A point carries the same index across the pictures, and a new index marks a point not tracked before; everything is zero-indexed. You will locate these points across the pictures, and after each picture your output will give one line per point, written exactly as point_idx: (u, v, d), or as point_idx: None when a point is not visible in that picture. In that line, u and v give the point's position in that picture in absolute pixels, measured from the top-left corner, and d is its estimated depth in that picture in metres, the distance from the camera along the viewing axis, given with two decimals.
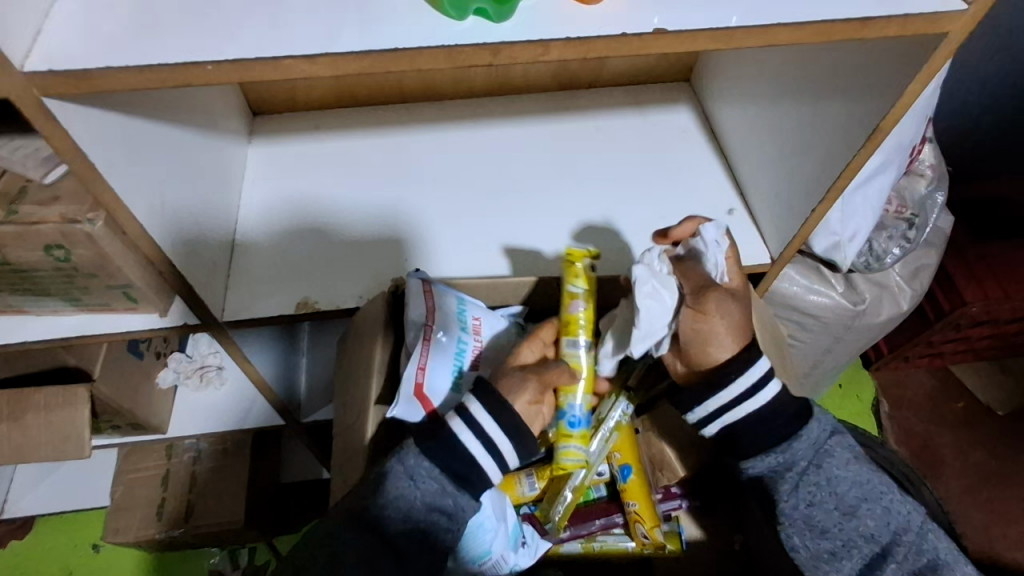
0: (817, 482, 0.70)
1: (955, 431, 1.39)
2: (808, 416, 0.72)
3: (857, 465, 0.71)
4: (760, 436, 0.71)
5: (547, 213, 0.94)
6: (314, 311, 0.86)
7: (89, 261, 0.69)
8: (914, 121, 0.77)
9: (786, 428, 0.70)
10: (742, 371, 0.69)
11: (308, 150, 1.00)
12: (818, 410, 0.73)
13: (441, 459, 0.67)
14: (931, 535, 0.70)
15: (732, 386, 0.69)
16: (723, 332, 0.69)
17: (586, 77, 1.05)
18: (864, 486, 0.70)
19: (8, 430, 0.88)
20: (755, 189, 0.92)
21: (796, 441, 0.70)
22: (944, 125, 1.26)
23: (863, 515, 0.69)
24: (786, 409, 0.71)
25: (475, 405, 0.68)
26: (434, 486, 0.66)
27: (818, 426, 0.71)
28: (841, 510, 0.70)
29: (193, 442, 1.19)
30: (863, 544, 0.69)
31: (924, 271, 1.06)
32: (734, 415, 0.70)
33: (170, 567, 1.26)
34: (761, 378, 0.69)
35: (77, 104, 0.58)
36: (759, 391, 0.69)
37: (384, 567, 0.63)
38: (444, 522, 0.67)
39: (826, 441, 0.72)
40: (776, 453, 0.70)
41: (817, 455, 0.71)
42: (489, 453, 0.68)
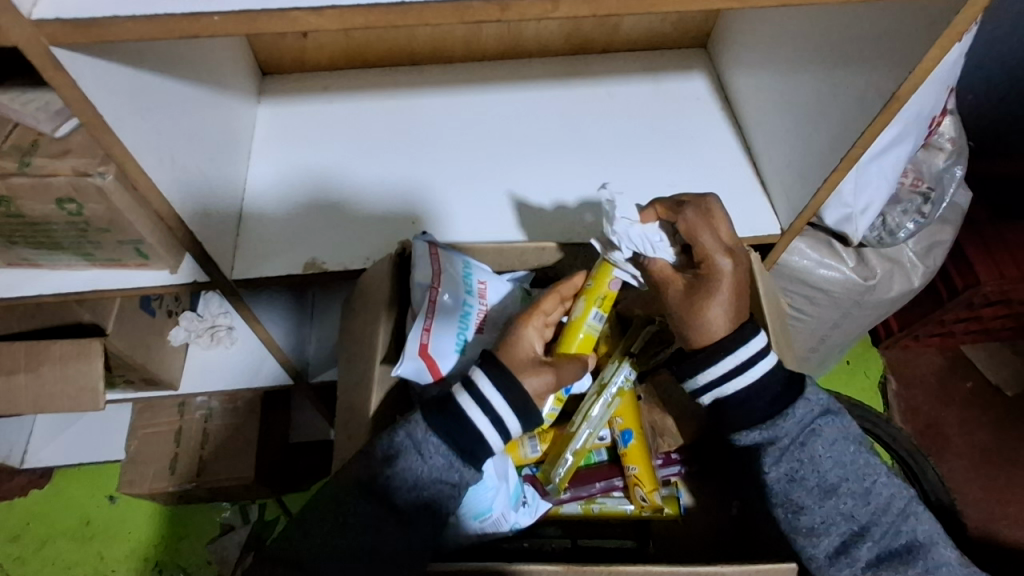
0: (801, 459, 0.69)
1: (961, 410, 1.38)
2: (798, 394, 0.70)
3: (843, 446, 0.70)
4: (750, 411, 0.70)
5: (556, 179, 0.93)
6: (322, 272, 0.87)
7: (101, 216, 0.70)
8: (934, 88, 0.75)
9: (774, 405, 0.70)
10: (738, 344, 0.69)
11: (318, 111, 0.99)
12: (810, 391, 0.71)
13: (448, 434, 0.67)
14: (912, 518, 0.69)
15: (733, 354, 0.69)
16: (715, 311, 0.70)
17: (599, 42, 1.04)
18: (847, 467, 0.70)
19: (25, 381, 0.91)
20: (767, 158, 0.90)
21: (782, 418, 0.69)
22: (968, 98, 1.22)
23: (844, 495, 0.69)
24: (781, 380, 0.71)
25: (480, 376, 0.68)
26: (441, 460, 0.67)
27: (806, 404, 0.70)
28: (822, 488, 0.69)
29: (204, 400, 1.21)
30: (842, 524, 0.69)
31: (938, 247, 1.05)
32: (729, 389, 0.70)
33: (182, 520, 1.30)
34: (757, 351, 0.69)
35: (87, 55, 0.58)
36: (755, 364, 0.69)
37: (391, 531, 0.65)
38: (449, 491, 0.68)
39: (815, 420, 0.70)
40: (762, 427, 0.70)
41: (803, 432, 0.70)
42: (493, 425, 0.68)
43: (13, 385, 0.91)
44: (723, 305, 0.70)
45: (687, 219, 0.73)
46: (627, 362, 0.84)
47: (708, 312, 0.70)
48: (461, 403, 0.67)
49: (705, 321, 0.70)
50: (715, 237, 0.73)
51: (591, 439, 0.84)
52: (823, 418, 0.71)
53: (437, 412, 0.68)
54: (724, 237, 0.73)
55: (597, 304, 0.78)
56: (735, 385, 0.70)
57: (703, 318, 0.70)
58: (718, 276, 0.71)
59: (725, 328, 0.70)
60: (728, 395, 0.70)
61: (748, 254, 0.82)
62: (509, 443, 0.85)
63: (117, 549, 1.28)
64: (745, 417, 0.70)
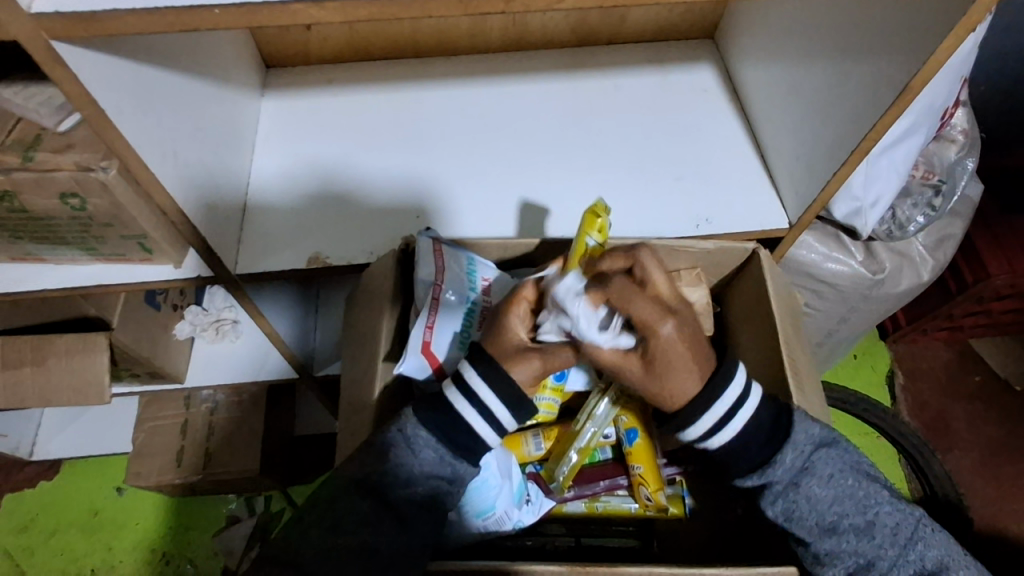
0: (796, 500, 0.68)
1: (970, 405, 1.37)
2: (786, 436, 0.68)
3: (841, 480, 0.69)
4: (740, 461, 0.69)
5: (561, 173, 0.92)
6: (325, 267, 0.86)
7: (104, 211, 0.69)
8: (947, 80, 0.74)
9: (763, 450, 0.69)
10: (713, 400, 0.66)
11: (322, 104, 0.99)
12: (799, 429, 0.69)
13: (439, 428, 0.68)
14: (919, 544, 0.68)
15: (709, 413, 0.67)
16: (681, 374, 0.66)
17: (605, 33, 1.02)
18: (846, 501, 0.68)
19: (31, 375, 0.91)
20: (776, 152, 0.89)
21: (771, 464, 0.68)
22: (981, 89, 1.20)
23: (846, 530, 0.68)
24: (765, 425, 0.69)
25: (470, 371, 0.68)
26: (432, 455, 0.67)
27: (794, 446, 0.68)
28: (822, 526, 0.68)
29: (210, 393, 1.22)
30: (847, 559, 0.68)
31: (948, 241, 1.04)
32: (712, 445, 0.68)
33: (188, 512, 1.31)
34: (736, 399, 0.67)
35: (88, 49, 0.57)
36: (732, 419, 0.67)
37: (389, 530, 0.65)
38: (445, 487, 0.68)
39: (808, 457, 0.69)
40: (755, 473, 0.69)
41: (795, 473, 0.69)
42: (482, 419, 0.68)
43: (20, 378, 0.91)
44: (686, 370, 0.66)
45: (616, 288, 0.65)
46: None
47: (674, 381, 0.66)
48: (451, 398, 0.68)
49: (673, 387, 0.66)
50: (650, 299, 0.65)
51: (595, 437, 0.84)
52: (816, 455, 0.69)
53: (428, 408, 0.68)
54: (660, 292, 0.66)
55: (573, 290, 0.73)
56: (718, 440, 0.68)
57: (671, 387, 0.66)
58: (667, 343, 0.64)
59: (697, 387, 0.67)
60: (714, 447, 0.69)
61: (757, 249, 0.81)
62: (510, 439, 0.86)
63: (124, 540, 1.29)
64: (735, 470, 0.69)
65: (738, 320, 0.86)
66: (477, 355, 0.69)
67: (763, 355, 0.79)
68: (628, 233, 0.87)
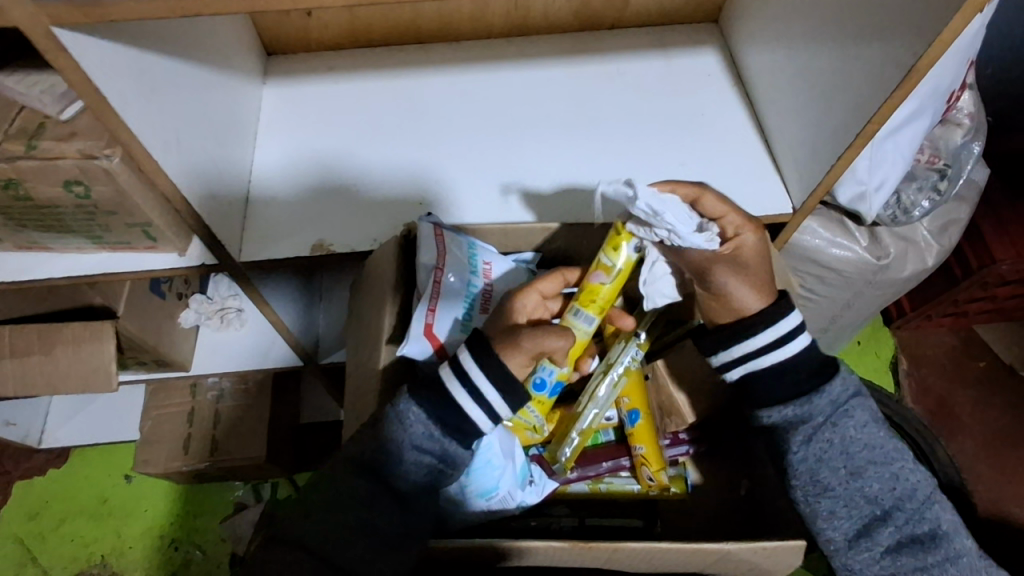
0: (830, 439, 0.71)
1: (974, 390, 1.37)
2: (833, 375, 0.72)
3: (873, 429, 0.72)
4: (780, 391, 0.72)
5: (564, 158, 0.92)
6: (330, 254, 0.86)
7: (108, 198, 0.70)
8: (953, 63, 0.74)
9: (808, 384, 0.72)
10: (770, 325, 0.71)
11: (323, 91, 0.98)
12: (842, 374, 0.73)
13: (432, 408, 0.68)
14: (935, 506, 0.70)
15: (774, 327, 0.71)
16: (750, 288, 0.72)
17: (608, 17, 1.02)
18: (876, 449, 0.71)
19: (38, 363, 0.92)
20: (780, 137, 0.89)
21: (816, 397, 0.71)
22: (989, 72, 1.19)
23: (871, 477, 0.70)
24: (812, 364, 0.73)
25: (465, 355, 0.68)
26: (422, 431, 0.68)
27: (839, 386, 0.72)
28: (849, 470, 0.71)
29: (216, 381, 1.23)
30: (865, 506, 0.70)
31: (953, 226, 1.03)
32: (763, 362, 0.72)
33: (196, 499, 1.32)
34: (794, 327, 0.72)
35: (90, 35, 0.58)
36: (792, 339, 0.71)
37: (383, 505, 0.67)
38: (438, 465, 0.70)
39: (848, 401, 0.72)
40: (796, 405, 0.71)
41: (834, 412, 0.72)
42: (473, 400, 0.68)
43: (27, 366, 0.92)
44: (756, 282, 0.72)
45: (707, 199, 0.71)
46: (635, 341, 0.82)
47: (744, 293, 0.71)
48: (445, 379, 0.69)
49: (745, 300, 0.72)
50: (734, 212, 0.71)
51: (597, 419, 0.85)
52: (853, 402, 0.73)
53: (422, 389, 0.69)
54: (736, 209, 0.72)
55: (590, 307, 0.75)
56: (768, 359, 0.72)
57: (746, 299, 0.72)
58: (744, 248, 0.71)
59: (760, 304, 0.72)
60: (763, 365, 0.72)
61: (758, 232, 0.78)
62: (516, 426, 0.83)
63: (134, 526, 1.30)
64: (774, 396, 0.72)
65: None
66: (477, 340, 0.69)
67: None
68: None
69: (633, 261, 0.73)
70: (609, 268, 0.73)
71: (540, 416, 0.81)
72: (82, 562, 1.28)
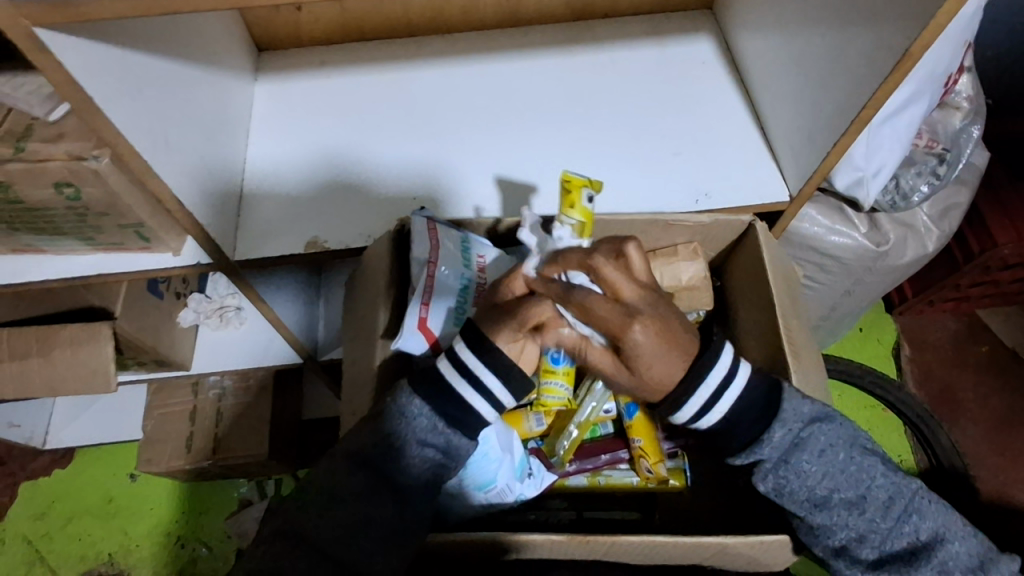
0: (788, 476, 0.69)
1: (977, 375, 1.36)
2: (777, 413, 0.68)
3: (834, 454, 0.69)
4: (730, 437, 0.70)
5: (558, 150, 0.91)
6: (323, 251, 0.86)
7: (99, 200, 0.70)
8: (948, 45, 0.73)
9: (755, 424, 0.69)
10: (693, 391, 0.67)
11: (314, 87, 0.98)
12: (789, 407, 0.69)
13: (434, 399, 0.69)
14: (913, 516, 0.69)
15: (701, 389, 0.67)
16: (653, 376, 0.65)
17: (600, 5, 1.01)
18: (838, 476, 0.69)
19: (37, 365, 0.92)
20: (775, 124, 0.88)
21: (762, 441, 0.69)
22: (989, 52, 1.18)
23: (837, 504, 0.69)
24: (756, 403, 0.69)
25: (462, 347, 0.69)
26: (426, 422, 0.69)
27: (786, 424, 0.68)
28: (814, 501, 0.69)
29: (217, 379, 1.23)
30: (840, 533, 0.69)
31: (953, 210, 1.02)
32: (704, 424, 0.70)
33: (200, 497, 1.33)
34: (721, 381, 0.67)
35: (71, 36, 0.58)
36: (721, 396, 0.68)
37: (385, 500, 0.67)
38: (440, 458, 0.70)
39: (800, 433, 0.69)
40: (746, 451, 0.69)
41: (787, 450, 0.69)
42: (475, 390, 0.69)
43: (26, 368, 0.92)
44: (659, 370, 0.65)
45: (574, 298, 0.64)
46: None
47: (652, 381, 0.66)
48: (444, 372, 0.69)
49: (657, 384, 0.66)
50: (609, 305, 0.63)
51: (595, 412, 0.85)
52: (809, 430, 0.69)
53: (422, 380, 0.70)
54: (616, 296, 0.63)
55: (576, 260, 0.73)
56: (707, 421, 0.69)
57: (651, 383, 0.66)
58: (633, 345, 0.62)
59: (672, 383, 0.67)
60: (707, 425, 0.70)
61: (754, 222, 0.82)
62: (511, 417, 0.86)
63: (140, 524, 1.31)
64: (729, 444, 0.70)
65: (736, 291, 0.89)
66: (471, 330, 0.69)
67: (765, 333, 0.79)
68: (628, 208, 0.86)
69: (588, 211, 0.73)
70: (571, 226, 0.73)
71: (566, 390, 0.81)
72: (90, 560, 1.28)
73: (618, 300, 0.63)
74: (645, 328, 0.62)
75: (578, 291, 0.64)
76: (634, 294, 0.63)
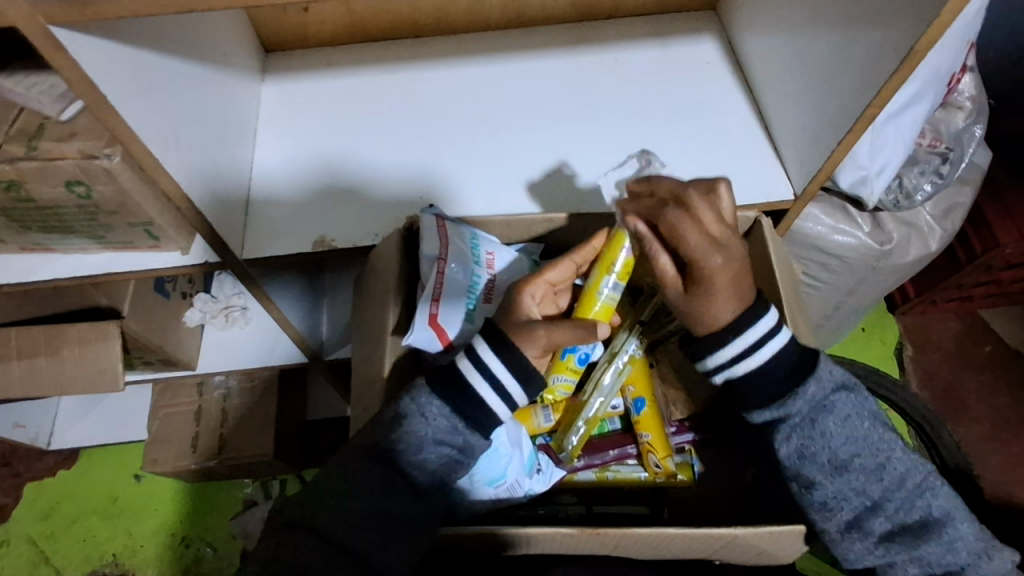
0: (811, 435, 0.69)
1: (980, 374, 1.37)
2: (810, 372, 0.69)
3: (857, 422, 0.70)
4: (758, 393, 0.70)
5: (563, 149, 0.92)
6: (331, 249, 0.86)
7: (110, 198, 0.70)
8: (951, 43, 0.73)
9: (786, 382, 0.69)
10: (738, 334, 0.69)
11: (320, 88, 0.98)
12: (822, 368, 0.70)
13: (450, 399, 0.70)
14: (926, 493, 0.70)
15: (753, 328, 0.69)
16: (714, 305, 0.69)
17: (604, 6, 1.01)
18: (860, 442, 0.69)
19: (45, 364, 0.93)
20: (780, 122, 0.88)
21: (793, 396, 0.69)
22: (991, 53, 1.18)
23: (856, 470, 0.69)
24: (790, 363, 0.69)
25: (482, 346, 0.70)
26: (444, 422, 0.70)
27: (816, 384, 0.69)
28: (833, 464, 0.69)
29: (222, 380, 1.24)
30: (853, 500, 0.70)
31: (956, 210, 1.03)
32: (740, 369, 0.70)
33: (205, 497, 1.33)
34: (767, 332, 0.69)
35: (85, 34, 0.58)
36: (764, 346, 0.69)
37: (401, 496, 0.68)
38: (455, 454, 0.71)
39: (827, 396, 0.70)
40: (773, 407, 0.70)
41: (813, 409, 0.70)
42: (491, 389, 0.69)
43: (35, 368, 0.93)
44: (721, 301, 0.68)
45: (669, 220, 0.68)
46: (636, 330, 0.84)
47: (709, 312, 0.69)
48: (462, 370, 0.70)
49: (711, 316, 0.70)
50: (702, 232, 0.67)
51: (603, 407, 0.86)
52: (836, 395, 0.70)
53: (438, 379, 0.70)
54: (709, 225, 0.67)
55: (614, 274, 0.76)
56: (744, 367, 0.70)
57: (706, 313, 0.69)
58: (711, 272, 0.67)
59: (728, 318, 0.69)
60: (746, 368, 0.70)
61: (760, 219, 0.83)
62: (521, 412, 0.86)
63: (144, 525, 1.31)
64: (757, 398, 0.70)
65: None
66: (490, 329, 0.71)
67: None
68: None
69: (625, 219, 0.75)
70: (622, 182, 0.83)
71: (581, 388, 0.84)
72: (94, 561, 1.29)
73: (708, 233, 0.67)
74: (726, 260, 0.67)
75: (670, 215, 0.68)
76: (726, 227, 0.68)
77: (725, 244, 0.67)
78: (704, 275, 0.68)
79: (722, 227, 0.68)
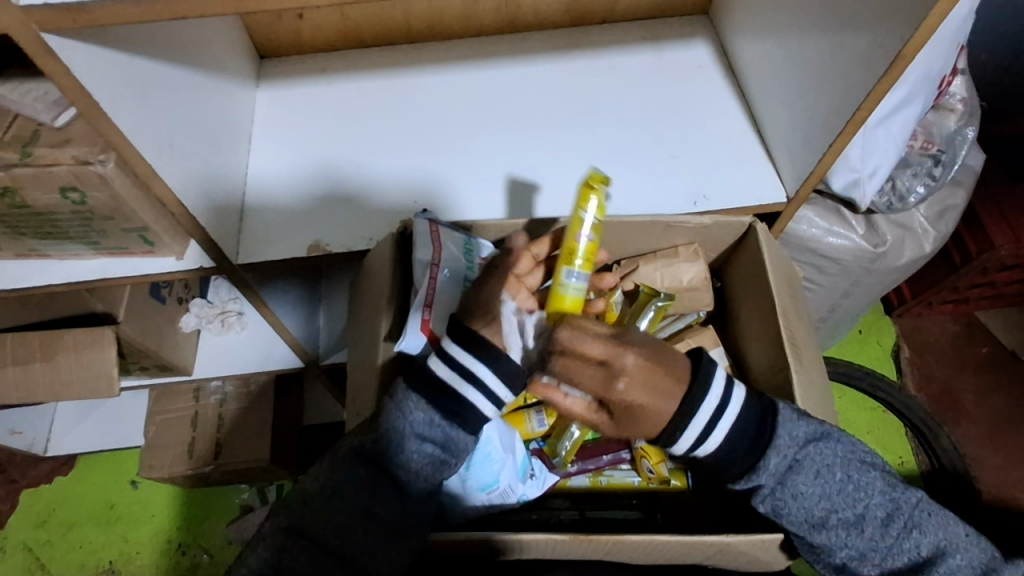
0: (785, 499, 0.70)
1: (977, 376, 1.37)
2: (772, 435, 0.69)
3: (830, 476, 0.70)
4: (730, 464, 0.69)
5: (557, 153, 0.92)
6: (325, 254, 0.87)
7: (104, 204, 0.70)
8: (941, 48, 0.74)
9: (751, 452, 0.69)
10: (688, 424, 0.66)
11: (315, 92, 0.99)
12: (781, 433, 0.69)
13: (428, 395, 0.69)
14: (913, 532, 0.69)
15: (703, 407, 0.67)
16: (648, 414, 0.65)
17: (598, 11, 1.02)
18: (834, 496, 0.70)
19: (40, 370, 0.93)
20: (773, 127, 0.89)
21: (757, 469, 0.69)
22: (982, 57, 1.19)
23: (836, 525, 0.69)
24: (754, 422, 0.69)
25: (456, 353, 0.68)
26: (422, 417, 0.69)
27: (779, 450, 0.69)
28: (812, 523, 0.70)
29: (218, 385, 1.24)
30: (840, 553, 0.70)
31: (950, 212, 1.03)
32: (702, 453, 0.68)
33: (202, 502, 1.33)
34: (721, 401, 0.67)
35: (79, 41, 0.59)
36: (719, 419, 0.67)
37: (387, 494, 0.68)
38: (439, 452, 0.70)
39: (795, 456, 0.70)
40: (744, 479, 0.70)
41: (782, 473, 0.70)
42: (468, 383, 0.68)
43: (30, 374, 0.93)
44: (652, 410, 0.65)
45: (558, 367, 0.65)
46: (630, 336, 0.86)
47: (647, 424, 0.66)
48: (433, 368, 0.69)
49: (652, 425, 0.66)
50: (591, 367, 0.64)
51: None
52: (805, 452, 0.70)
53: (416, 378, 0.70)
54: (597, 354, 0.64)
55: (577, 265, 0.75)
56: (706, 447, 0.68)
57: (646, 425, 0.66)
58: (622, 402, 0.64)
59: (672, 411, 0.66)
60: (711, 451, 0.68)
61: (754, 223, 0.83)
62: (514, 417, 0.86)
63: (141, 531, 1.31)
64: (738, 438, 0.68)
65: (739, 290, 0.90)
66: (457, 332, 0.69)
67: (767, 333, 0.80)
68: (627, 210, 0.87)
69: (604, 212, 0.75)
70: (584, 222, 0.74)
71: None
72: (90, 567, 1.28)
73: (600, 364, 0.64)
74: (632, 385, 0.64)
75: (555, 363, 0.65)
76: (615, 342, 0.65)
77: (625, 360, 0.64)
78: (619, 407, 0.65)
79: (609, 343, 0.65)
